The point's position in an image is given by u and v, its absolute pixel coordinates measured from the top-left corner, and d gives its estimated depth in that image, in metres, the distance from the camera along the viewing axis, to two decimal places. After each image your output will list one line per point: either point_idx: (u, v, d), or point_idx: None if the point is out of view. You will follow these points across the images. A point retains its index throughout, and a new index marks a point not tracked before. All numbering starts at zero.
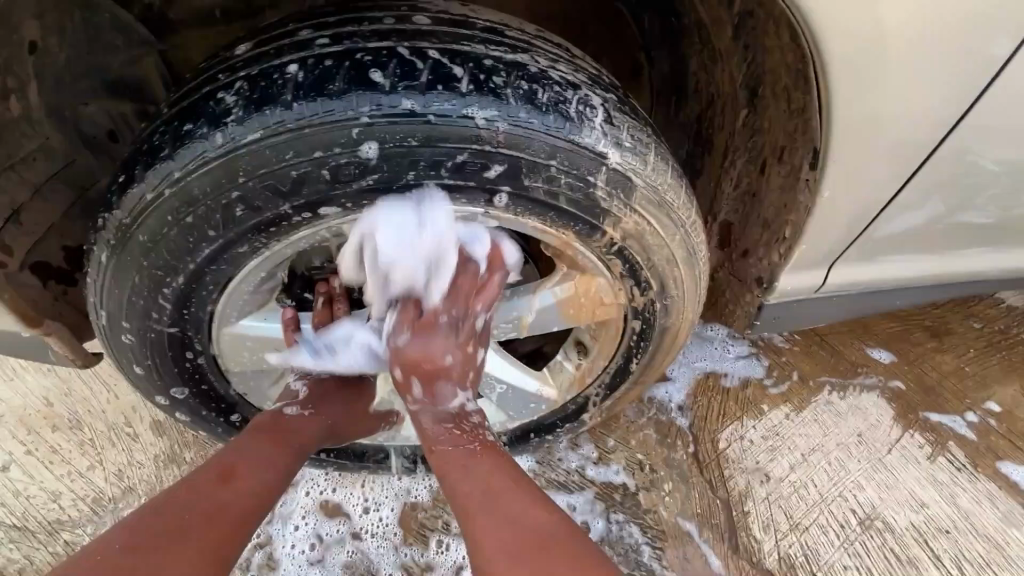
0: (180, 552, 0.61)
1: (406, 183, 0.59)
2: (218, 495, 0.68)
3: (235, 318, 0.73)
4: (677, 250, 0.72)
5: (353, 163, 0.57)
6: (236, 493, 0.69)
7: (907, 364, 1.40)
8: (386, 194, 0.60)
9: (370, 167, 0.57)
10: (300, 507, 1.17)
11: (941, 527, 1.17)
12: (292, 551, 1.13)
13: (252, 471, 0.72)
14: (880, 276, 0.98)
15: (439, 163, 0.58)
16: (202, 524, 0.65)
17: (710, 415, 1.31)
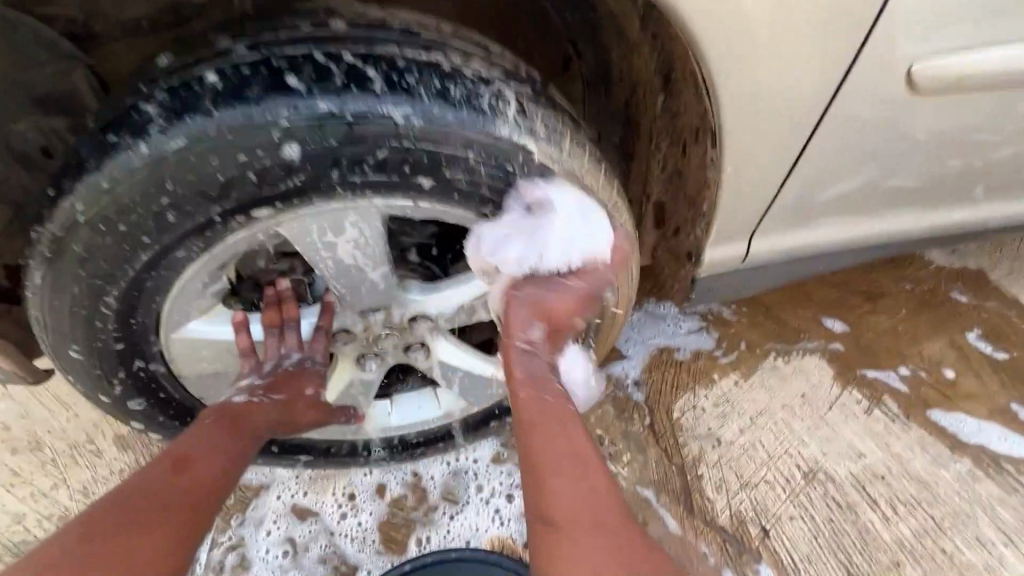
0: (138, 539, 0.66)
1: (332, 182, 0.62)
2: (173, 483, 0.72)
3: (184, 322, 0.75)
4: (603, 229, 0.77)
5: (278, 165, 0.60)
6: (189, 481, 0.74)
7: (845, 326, 1.49)
8: (314, 193, 0.63)
9: (294, 168, 0.60)
10: (271, 511, 1.19)
11: (877, 473, 1.26)
12: (266, 555, 1.14)
13: (208, 453, 0.78)
14: (799, 244, 1.06)
15: (361, 160, 0.61)
16: (173, 506, 0.71)
17: (664, 387, 1.38)
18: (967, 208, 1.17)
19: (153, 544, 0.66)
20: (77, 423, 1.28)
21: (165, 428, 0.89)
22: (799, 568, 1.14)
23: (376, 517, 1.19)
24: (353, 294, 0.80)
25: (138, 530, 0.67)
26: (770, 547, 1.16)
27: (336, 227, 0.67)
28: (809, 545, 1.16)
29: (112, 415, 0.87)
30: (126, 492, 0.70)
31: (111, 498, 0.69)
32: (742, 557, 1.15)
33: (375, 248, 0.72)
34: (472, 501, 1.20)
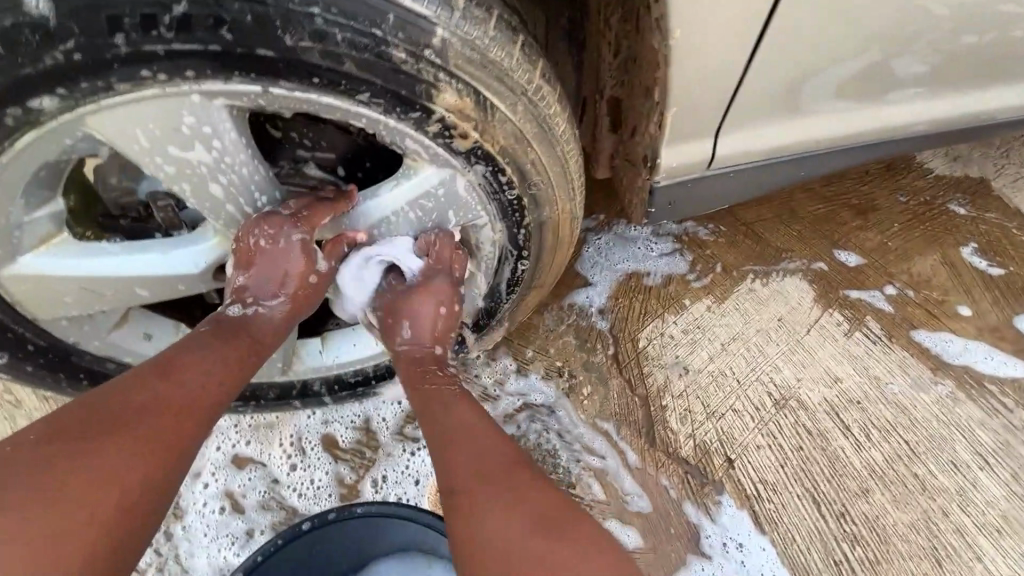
0: (110, 451, 0.57)
1: (120, 53, 0.47)
2: (159, 388, 0.63)
3: (11, 257, 0.62)
4: (523, 124, 0.61)
5: (30, 27, 0.45)
6: (179, 385, 0.64)
7: (828, 243, 1.37)
8: (100, 69, 0.48)
9: (55, 31, 0.45)
10: (209, 462, 1.05)
11: (852, 398, 1.19)
12: (202, 509, 1.01)
13: (180, 381, 0.65)
14: (773, 144, 0.91)
15: (154, 19, 0.46)
16: (169, 420, 0.62)
17: (631, 315, 1.27)
18: (967, 98, 1.01)
19: (138, 463, 0.58)
20: None
21: (43, 381, 0.78)
22: (764, 498, 1.08)
23: (337, 465, 1.06)
24: (238, 218, 0.68)
25: (88, 473, 0.55)
26: (734, 477, 1.10)
27: (179, 143, 0.53)
28: (776, 474, 1.10)
29: None
30: (77, 414, 0.59)
31: (97, 404, 0.60)
32: (704, 489, 1.09)
33: (244, 170, 0.58)
34: (433, 442, 1.07)
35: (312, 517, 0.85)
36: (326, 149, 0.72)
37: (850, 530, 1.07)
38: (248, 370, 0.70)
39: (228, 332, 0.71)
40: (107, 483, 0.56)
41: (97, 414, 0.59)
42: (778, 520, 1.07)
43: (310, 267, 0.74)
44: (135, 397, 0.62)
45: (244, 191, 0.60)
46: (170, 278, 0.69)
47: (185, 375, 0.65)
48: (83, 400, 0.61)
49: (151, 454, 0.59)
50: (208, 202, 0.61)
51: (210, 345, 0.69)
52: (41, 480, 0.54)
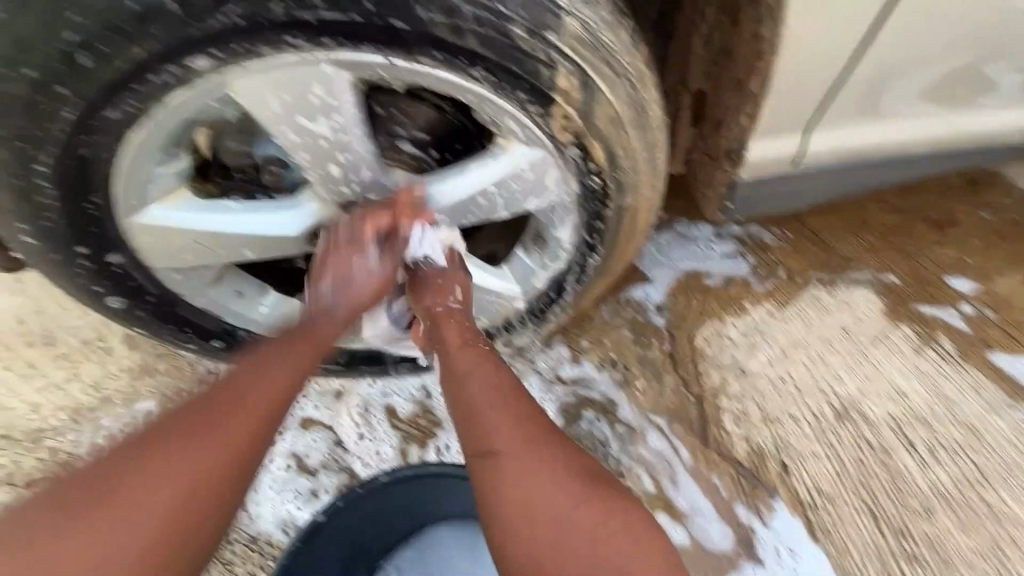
0: (172, 453, 0.60)
1: (275, 19, 0.52)
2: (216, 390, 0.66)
3: (142, 207, 0.68)
4: (622, 107, 0.63)
5: None
6: (235, 386, 0.66)
7: (900, 256, 1.32)
8: (254, 32, 0.53)
9: None
10: None
11: (919, 416, 1.15)
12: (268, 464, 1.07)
13: (236, 382, 0.67)
14: (862, 142, 0.88)
15: None
16: (225, 416, 0.64)
17: (689, 313, 1.27)
18: None
19: (198, 463, 0.60)
20: (86, 321, 1.25)
21: (149, 327, 0.84)
22: (819, 507, 1.06)
23: (396, 435, 1.10)
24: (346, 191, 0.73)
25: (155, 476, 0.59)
26: (789, 484, 1.08)
27: (308, 112, 0.58)
28: (833, 485, 1.08)
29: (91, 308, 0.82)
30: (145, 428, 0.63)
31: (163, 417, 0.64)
32: (757, 492, 1.08)
33: (358, 143, 0.63)
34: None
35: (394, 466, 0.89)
36: (421, 130, 0.77)
37: (910, 549, 1.03)
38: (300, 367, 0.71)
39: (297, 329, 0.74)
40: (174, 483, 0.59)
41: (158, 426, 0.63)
42: (833, 531, 1.04)
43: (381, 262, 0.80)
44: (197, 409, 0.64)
45: (357, 162, 0.65)
46: (276, 236, 0.75)
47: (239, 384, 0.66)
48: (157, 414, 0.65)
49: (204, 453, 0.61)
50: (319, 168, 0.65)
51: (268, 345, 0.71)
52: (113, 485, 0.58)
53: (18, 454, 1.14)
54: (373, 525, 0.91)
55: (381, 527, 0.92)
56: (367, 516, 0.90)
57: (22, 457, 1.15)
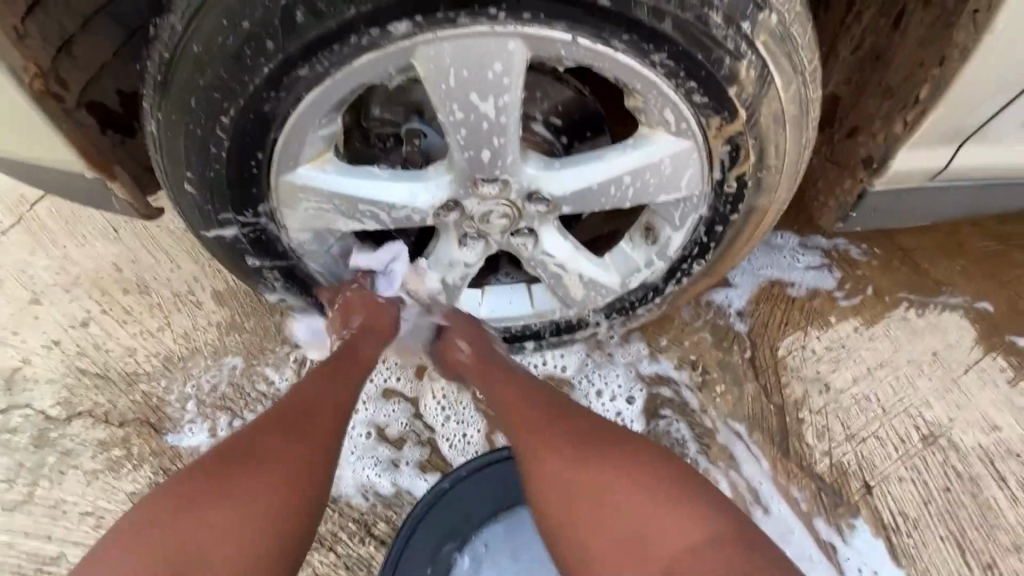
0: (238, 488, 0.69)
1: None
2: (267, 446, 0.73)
3: (294, 167, 0.70)
4: (789, 104, 0.64)
5: None
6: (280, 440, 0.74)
7: (998, 284, 1.27)
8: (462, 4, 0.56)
9: None
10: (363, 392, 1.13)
11: (1011, 450, 1.11)
12: (352, 432, 1.10)
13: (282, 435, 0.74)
14: (1011, 160, 0.84)
15: None
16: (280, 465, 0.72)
17: (771, 322, 1.24)
18: None
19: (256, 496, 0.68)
20: (179, 274, 1.29)
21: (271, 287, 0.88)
22: (903, 531, 1.04)
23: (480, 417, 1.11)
24: (484, 171, 0.74)
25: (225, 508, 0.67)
26: (871, 504, 1.06)
27: (483, 90, 0.62)
28: (918, 511, 1.05)
29: (211, 249, 0.83)
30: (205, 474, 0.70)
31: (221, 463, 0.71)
32: (837, 509, 1.06)
33: (512, 127, 0.67)
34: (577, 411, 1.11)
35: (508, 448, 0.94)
36: (558, 112, 0.78)
37: None
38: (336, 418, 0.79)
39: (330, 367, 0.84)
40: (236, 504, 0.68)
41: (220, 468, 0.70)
42: (916, 557, 1.02)
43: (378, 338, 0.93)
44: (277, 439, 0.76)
45: (505, 147, 0.69)
46: (404, 206, 0.78)
47: (316, 404, 0.79)
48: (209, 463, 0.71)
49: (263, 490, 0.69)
50: (473, 146, 0.70)
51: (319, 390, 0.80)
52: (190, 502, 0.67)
53: (114, 395, 1.19)
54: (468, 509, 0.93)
55: (477, 504, 0.94)
56: (466, 497, 0.93)
57: (117, 399, 1.19)
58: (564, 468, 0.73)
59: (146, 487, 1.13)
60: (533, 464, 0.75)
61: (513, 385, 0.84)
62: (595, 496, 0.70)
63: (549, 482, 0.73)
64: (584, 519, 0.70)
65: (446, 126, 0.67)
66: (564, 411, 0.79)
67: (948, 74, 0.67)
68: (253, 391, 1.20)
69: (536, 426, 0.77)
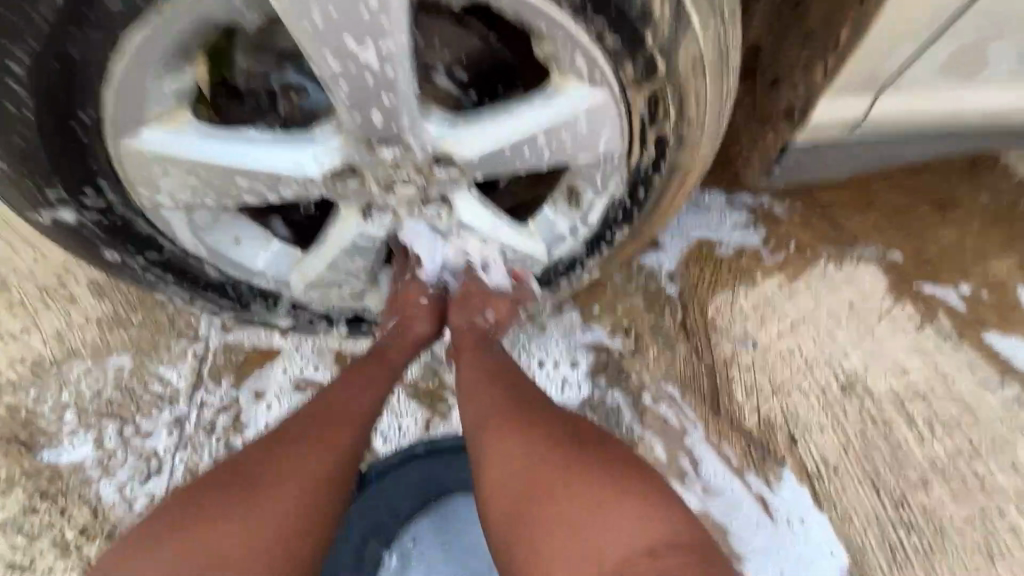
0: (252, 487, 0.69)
1: None
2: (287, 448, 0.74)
3: (136, 128, 0.61)
4: (707, 47, 0.58)
5: None
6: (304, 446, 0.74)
7: (906, 234, 1.32)
8: None
9: None
10: (275, 385, 1.06)
11: (919, 391, 1.17)
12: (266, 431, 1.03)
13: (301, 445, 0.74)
14: (922, 113, 0.84)
15: None
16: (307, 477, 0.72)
17: (701, 283, 1.24)
18: None
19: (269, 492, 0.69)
20: (45, 265, 1.10)
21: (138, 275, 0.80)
22: (824, 477, 1.08)
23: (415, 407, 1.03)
24: (378, 131, 0.65)
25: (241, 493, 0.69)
26: (795, 454, 1.10)
27: (359, 35, 0.53)
28: (837, 457, 1.10)
29: (51, 239, 0.73)
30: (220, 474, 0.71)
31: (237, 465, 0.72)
32: (765, 462, 1.09)
33: (403, 83, 0.58)
34: None
35: (421, 443, 0.92)
36: (463, 65, 0.69)
37: (906, 518, 1.07)
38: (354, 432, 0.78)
39: (352, 371, 0.85)
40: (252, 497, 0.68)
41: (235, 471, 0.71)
42: (837, 501, 1.07)
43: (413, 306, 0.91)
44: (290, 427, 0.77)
45: (398, 104, 0.61)
46: (288, 177, 0.68)
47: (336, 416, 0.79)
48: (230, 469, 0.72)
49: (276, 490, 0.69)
50: (366, 104, 0.61)
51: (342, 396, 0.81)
52: (208, 495, 0.68)
53: None
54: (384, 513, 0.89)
55: (404, 498, 0.90)
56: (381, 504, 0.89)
57: None
58: (513, 446, 0.72)
59: (21, 512, 0.98)
60: (484, 445, 0.75)
61: (481, 372, 0.85)
62: (537, 470, 0.69)
63: (493, 464, 0.73)
64: (532, 505, 0.67)
65: (324, 77, 0.57)
66: (526, 397, 0.80)
67: (865, 16, 0.64)
68: (145, 394, 1.05)
69: (492, 406, 0.78)
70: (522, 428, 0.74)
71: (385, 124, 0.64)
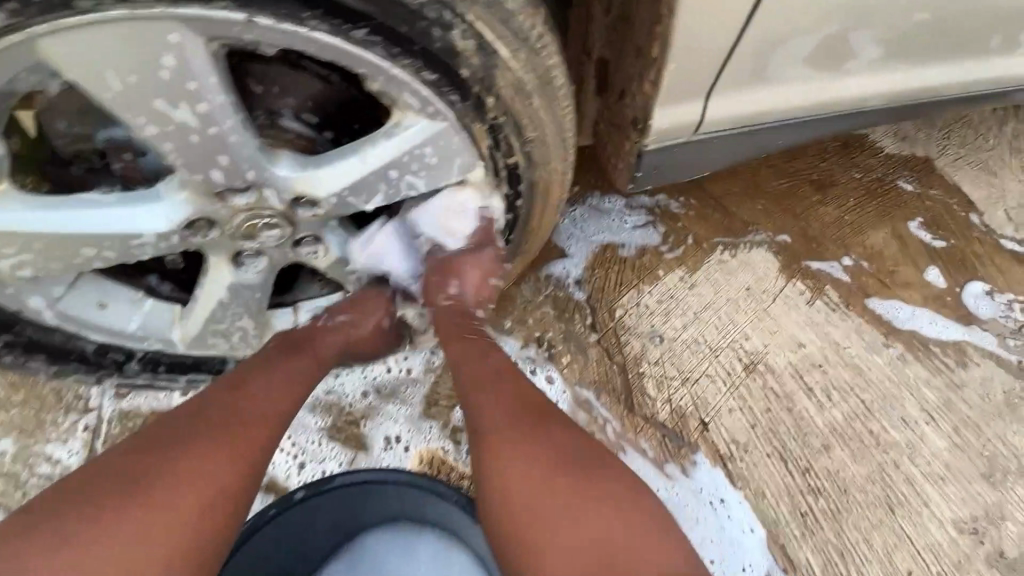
0: (211, 442, 0.70)
1: None
2: (245, 405, 0.75)
3: None
4: (523, 72, 0.61)
5: None
6: (252, 403, 0.76)
7: (791, 217, 1.41)
8: None
9: None
10: None
11: (815, 362, 1.24)
12: None
13: (256, 395, 0.77)
14: (753, 107, 0.92)
15: None
16: (252, 434, 0.73)
17: (607, 285, 1.28)
18: (929, 72, 1.04)
19: (224, 453, 0.70)
20: None
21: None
22: (736, 457, 1.14)
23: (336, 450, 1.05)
24: (224, 184, 0.65)
25: (202, 447, 0.69)
26: (708, 438, 1.15)
27: (166, 92, 0.55)
28: (747, 435, 1.16)
29: None
30: (180, 426, 0.71)
31: (196, 419, 0.73)
32: (681, 451, 1.13)
33: (233, 135, 0.60)
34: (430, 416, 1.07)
35: (304, 487, 0.87)
36: (310, 108, 0.69)
37: (813, 483, 1.13)
38: (300, 388, 0.81)
39: (301, 336, 0.86)
40: (204, 452, 0.69)
41: (196, 423, 0.72)
42: (750, 477, 1.12)
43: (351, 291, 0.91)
44: (210, 408, 0.74)
45: (234, 156, 0.62)
46: (137, 235, 0.67)
47: (281, 378, 0.80)
48: (189, 417, 0.73)
49: (228, 446, 0.71)
50: (198, 156, 0.61)
51: (289, 355, 0.83)
52: (170, 446, 0.69)
53: None
54: (276, 550, 0.88)
55: (304, 533, 0.90)
56: (270, 547, 0.87)
57: None
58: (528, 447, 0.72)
59: None
60: (493, 431, 0.75)
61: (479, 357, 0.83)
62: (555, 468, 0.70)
63: (502, 453, 0.72)
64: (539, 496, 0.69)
65: (146, 135, 0.58)
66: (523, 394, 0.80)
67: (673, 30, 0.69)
68: (32, 478, 0.99)
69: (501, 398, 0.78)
70: (533, 423, 0.75)
71: (231, 177, 0.64)
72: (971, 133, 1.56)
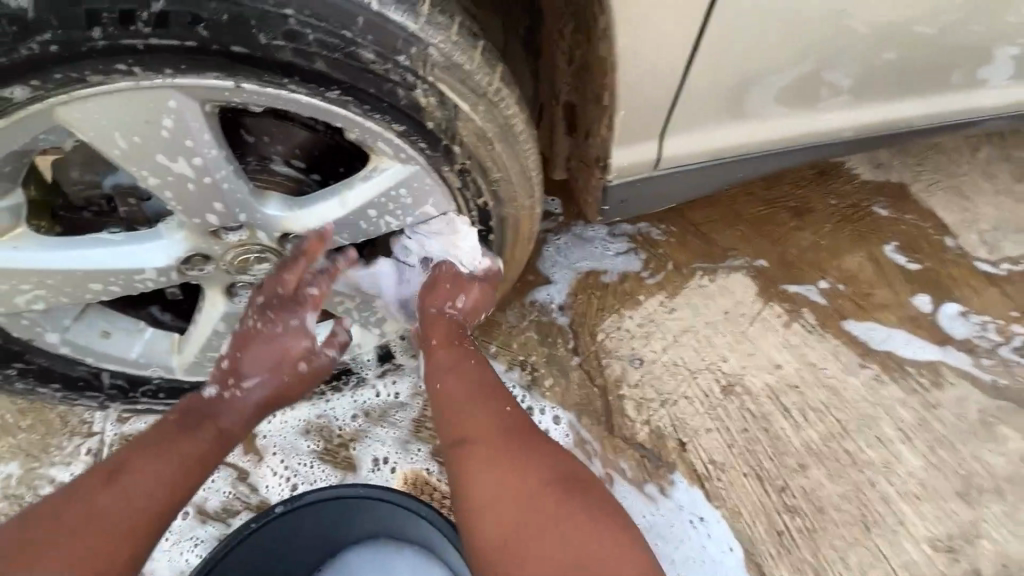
0: (93, 534, 0.67)
1: (93, 46, 0.55)
2: (132, 493, 0.71)
3: None
4: (483, 121, 0.68)
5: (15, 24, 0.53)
6: (140, 491, 0.71)
7: (768, 242, 1.47)
8: (77, 60, 0.55)
9: (32, 26, 0.53)
10: None
11: (792, 383, 1.28)
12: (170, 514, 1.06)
13: (145, 481, 0.72)
14: (710, 144, 0.99)
15: (132, 14, 0.53)
16: (133, 530, 0.69)
17: (589, 310, 1.33)
18: (885, 108, 1.10)
19: (108, 545, 0.67)
20: None
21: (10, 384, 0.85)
22: (712, 476, 1.17)
23: (326, 471, 1.09)
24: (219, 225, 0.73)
25: (78, 540, 0.66)
26: (685, 458, 1.18)
27: (166, 149, 0.63)
28: (724, 455, 1.19)
29: None
30: (61, 513, 0.68)
31: (82, 504, 0.69)
32: (659, 471, 1.17)
33: (226, 184, 0.68)
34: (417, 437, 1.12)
35: (282, 501, 0.91)
36: (298, 154, 0.77)
37: (789, 502, 1.15)
38: (197, 471, 0.76)
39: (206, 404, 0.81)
40: (79, 547, 0.66)
41: (78, 511, 0.68)
42: (726, 497, 1.15)
43: (302, 286, 0.82)
44: (99, 490, 0.70)
45: (227, 201, 0.69)
46: (140, 270, 0.74)
47: (172, 460, 0.75)
48: (71, 503, 0.69)
49: (109, 539, 0.67)
50: (194, 201, 0.68)
51: (192, 427, 0.79)
52: (46, 535, 0.66)
53: None
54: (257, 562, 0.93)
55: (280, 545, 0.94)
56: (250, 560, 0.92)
57: None
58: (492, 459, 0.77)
59: None
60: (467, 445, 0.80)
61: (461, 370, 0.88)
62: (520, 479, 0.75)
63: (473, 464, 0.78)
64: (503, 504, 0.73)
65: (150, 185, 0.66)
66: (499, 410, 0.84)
67: None
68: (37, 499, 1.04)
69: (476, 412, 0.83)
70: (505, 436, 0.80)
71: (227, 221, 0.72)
72: (944, 159, 1.61)
